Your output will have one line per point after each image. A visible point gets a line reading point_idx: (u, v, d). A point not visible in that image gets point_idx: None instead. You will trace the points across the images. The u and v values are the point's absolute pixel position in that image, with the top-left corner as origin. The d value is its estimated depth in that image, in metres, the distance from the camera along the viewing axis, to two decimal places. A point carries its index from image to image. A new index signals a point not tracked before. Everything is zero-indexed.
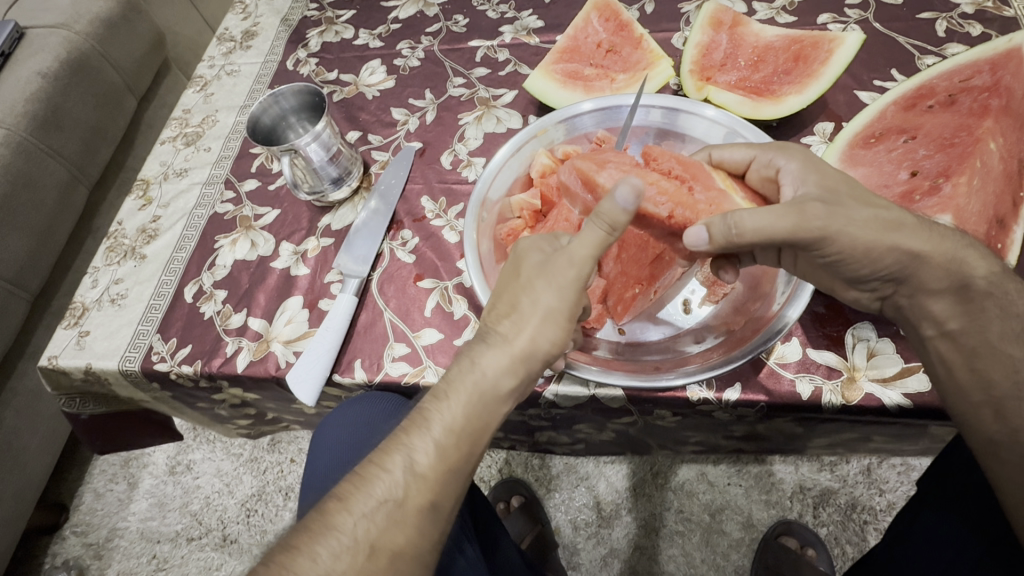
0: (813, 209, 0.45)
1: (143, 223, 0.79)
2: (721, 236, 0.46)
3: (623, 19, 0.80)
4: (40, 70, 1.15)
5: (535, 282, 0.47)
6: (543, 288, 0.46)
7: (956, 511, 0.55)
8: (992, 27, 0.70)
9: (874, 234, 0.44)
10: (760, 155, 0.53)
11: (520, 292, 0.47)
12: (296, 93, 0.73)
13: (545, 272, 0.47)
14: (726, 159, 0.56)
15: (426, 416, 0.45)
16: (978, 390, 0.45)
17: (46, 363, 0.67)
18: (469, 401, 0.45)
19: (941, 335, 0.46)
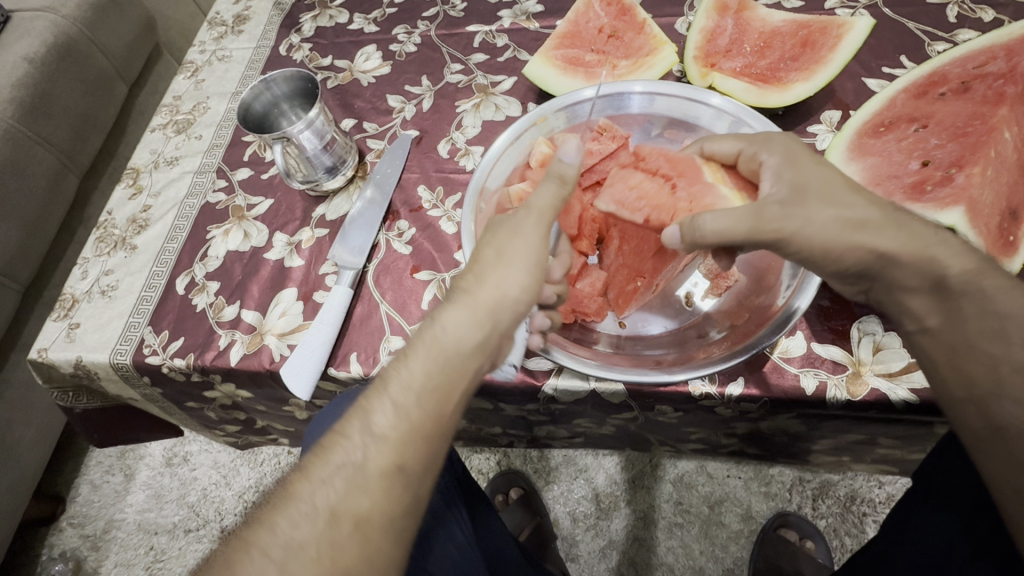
0: (768, 213, 0.44)
1: (134, 213, 0.78)
2: (689, 235, 0.46)
3: (625, 3, 0.78)
4: (27, 55, 1.12)
5: (494, 235, 0.46)
6: (499, 262, 0.44)
7: (948, 507, 0.54)
8: (1005, 12, 0.68)
9: (836, 233, 0.44)
10: (744, 150, 0.51)
11: (481, 246, 0.46)
12: (288, 79, 0.70)
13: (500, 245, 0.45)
14: (716, 151, 0.53)
15: (386, 376, 0.42)
16: (960, 388, 0.42)
17: (35, 356, 0.66)
18: (428, 363, 0.42)
19: (921, 330, 0.45)
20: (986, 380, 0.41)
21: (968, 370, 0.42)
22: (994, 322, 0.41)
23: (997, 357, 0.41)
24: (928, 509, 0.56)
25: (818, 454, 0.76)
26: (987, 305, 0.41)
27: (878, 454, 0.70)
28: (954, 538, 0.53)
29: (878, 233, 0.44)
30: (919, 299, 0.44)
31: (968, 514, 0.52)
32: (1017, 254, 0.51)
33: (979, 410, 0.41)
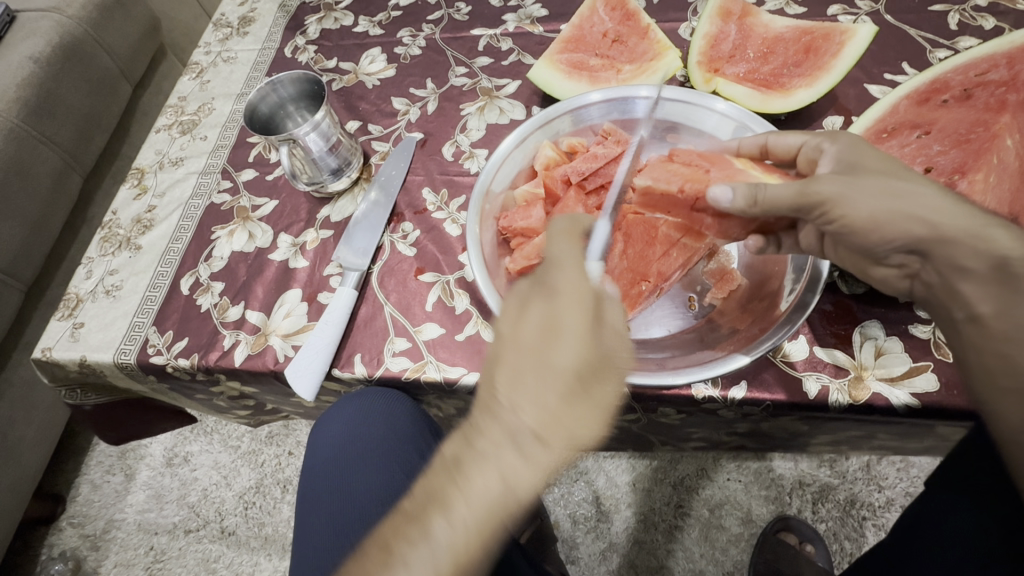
0: (821, 184, 0.44)
1: (139, 213, 0.78)
2: (749, 199, 0.46)
3: (629, 8, 0.78)
4: (32, 55, 1.13)
5: (574, 396, 0.39)
6: (524, 372, 0.39)
7: (971, 502, 0.53)
8: (1005, 20, 0.69)
9: (887, 203, 0.42)
10: (814, 140, 0.51)
11: (563, 404, 0.38)
12: (294, 81, 0.71)
13: (522, 346, 0.40)
14: (775, 146, 0.54)
15: (446, 495, 0.37)
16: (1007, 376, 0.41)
17: (39, 355, 0.66)
18: (494, 480, 0.37)
19: (971, 319, 0.43)
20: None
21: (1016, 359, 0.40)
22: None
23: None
24: (949, 505, 0.55)
25: (818, 447, 0.76)
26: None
27: (876, 445, 0.70)
28: (975, 530, 0.52)
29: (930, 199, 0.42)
30: (974, 283, 0.41)
31: (989, 506, 0.51)
32: None
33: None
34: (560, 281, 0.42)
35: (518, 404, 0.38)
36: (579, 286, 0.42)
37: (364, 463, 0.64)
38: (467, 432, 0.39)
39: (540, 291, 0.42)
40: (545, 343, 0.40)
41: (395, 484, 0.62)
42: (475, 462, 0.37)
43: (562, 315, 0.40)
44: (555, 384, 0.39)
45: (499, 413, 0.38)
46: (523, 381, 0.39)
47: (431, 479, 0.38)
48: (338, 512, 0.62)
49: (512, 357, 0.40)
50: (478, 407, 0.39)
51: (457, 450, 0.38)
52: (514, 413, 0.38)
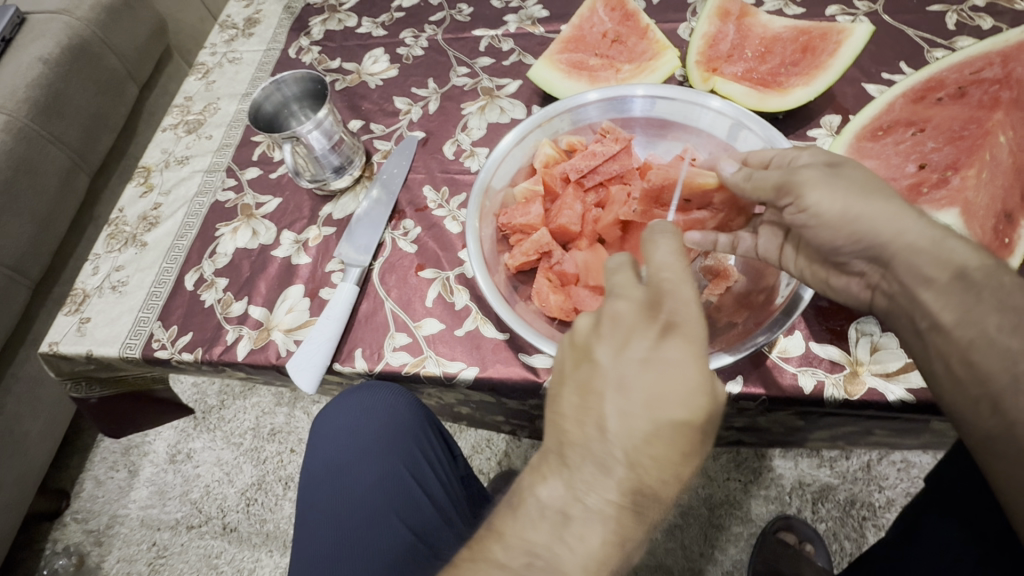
0: (806, 169, 0.47)
1: (144, 210, 0.79)
2: (742, 175, 0.50)
3: (629, 9, 0.79)
4: (41, 55, 1.15)
5: (667, 451, 0.38)
6: (639, 422, 0.38)
7: (960, 523, 0.54)
8: (1003, 20, 0.70)
9: (862, 198, 0.44)
10: (790, 153, 0.50)
11: (659, 463, 0.38)
12: (298, 80, 0.72)
13: (630, 388, 0.39)
14: (754, 162, 0.53)
15: (555, 554, 0.37)
16: (974, 385, 0.39)
17: (46, 349, 0.67)
18: (602, 534, 0.37)
19: (932, 328, 0.42)
20: (1001, 376, 0.38)
21: (982, 365, 0.39)
22: (1010, 316, 0.38)
23: (1014, 351, 0.37)
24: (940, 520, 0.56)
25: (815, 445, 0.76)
26: (1003, 298, 0.39)
27: (873, 441, 0.71)
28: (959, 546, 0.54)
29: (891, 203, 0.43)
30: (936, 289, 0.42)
31: (977, 527, 0.52)
32: (1013, 255, 0.51)
33: (994, 411, 0.38)
34: (675, 313, 0.40)
35: (634, 459, 0.38)
36: (694, 324, 0.40)
37: (367, 455, 0.65)
38: (571, 481, 0.38)
39: (650, 323, 0.40)
40: (662, 387, 0.38)
41: (398, 478, 0.63)
42: (584, 522, 0.38)
43: (678, 358, 0.39)
44: (673, 440, 0.38)
45: (613, 465, 0.38)
46: (641, 437, 0.38)
47: (533, 532, 0.38)
48: (341, 504, 0.63)
49: (622, 403, 0.39)
50: (581, 454, 0.39)
51: (563, 504, 0.38)
52: (629, 470, 0.38)
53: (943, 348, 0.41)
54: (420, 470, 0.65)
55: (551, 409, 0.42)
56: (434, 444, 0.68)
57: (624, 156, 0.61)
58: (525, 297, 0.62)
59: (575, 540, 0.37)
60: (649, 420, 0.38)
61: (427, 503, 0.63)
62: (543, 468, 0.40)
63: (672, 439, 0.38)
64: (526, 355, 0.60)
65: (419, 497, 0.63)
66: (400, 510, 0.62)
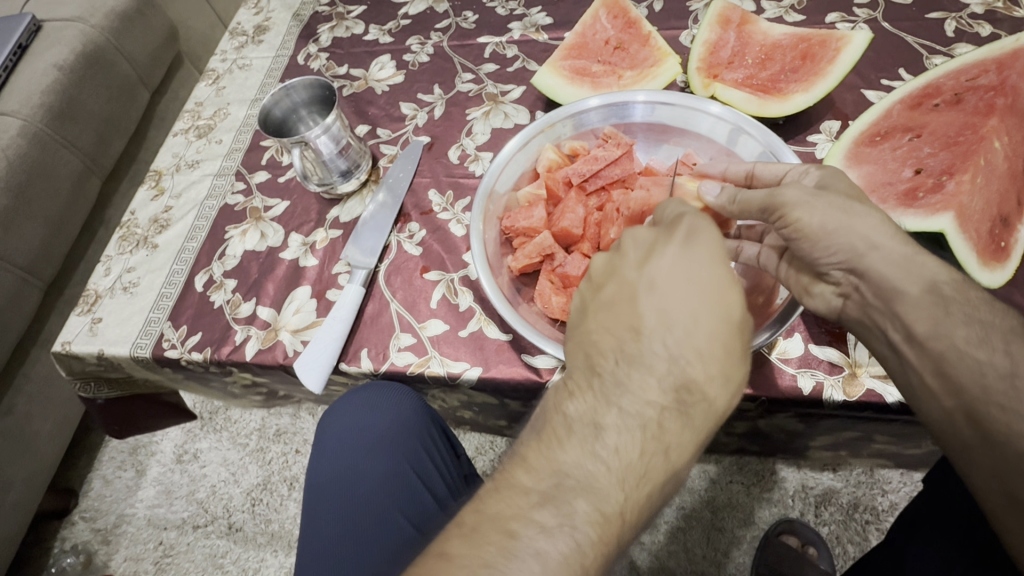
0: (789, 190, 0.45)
1: (156, 213, 0.81)
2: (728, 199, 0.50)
3: (631, 16, 0.81)
4: (57, 62, 1.17)
5: (705, 342, 0.38)
6: (675, 317, 0.38)
7: (951, 548, 0.55)
8: (1002, 27, 0.70)
9: (838, 215, 0.44)
10: (801, 168, 0.51)
11: (699, 355, 0.38)
12: (306, 87, 0.73)
13: (659, 289, 0.39)
14: (762, 175, 0.54)
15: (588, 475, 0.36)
16: (950, 397, 0.42)
17: (60, 348, 0.69)
18: (642, 441, 0.36)
19: (906, 340, 0.44)
20: (972, 387, 0.40)
21: (955, 376, 0.41)
22: (976, 328, 0.41)
23: (981, 362, 0.40)
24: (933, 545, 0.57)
25: (819, 451, 0.77)
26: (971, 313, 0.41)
27: (874, 450, 0.72)
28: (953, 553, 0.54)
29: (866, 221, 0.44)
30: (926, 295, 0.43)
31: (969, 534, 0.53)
32: (1008, 260, 0.52)
33: (969, 420, 0.41)
34: (696, 224, 0.41)
35: (674, 355, 0.38)
36: (713, 232, 0.41)
37: (372, 453, 0.66)
38: (604, 391, 0.38)
39: (672, 233, 0.41)
40: (690, 286, 0.39)
41: (402, 476, 0.64)
42: (618, 430, 0.36)
43: (703, 259, 0.40)
44: (711, 333, 0.38)
45: (652, 362, 0.38)
46: (678, 334, 0.38)
47: (562, 452, 0.37)
48: (346, 503, 0.64)
49: (652, 303, 0.39)
50: (614, 361, 0.38)
51: (592, 416, 0.37)
52: (669, 368, 0.38)
53: (917, 362, 0.44)
54: (424, 468, 0.66)
55: (576, 333, 0.42)
56: (437, 443, 0.69)
57: (626, 161, 0.62)
58: (529, 299, 0.63)
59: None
60: (686, 315, 0.38)
61: (431, 500, 0.64)
62: (570, 386, 0.39)
63: (710, 334, 0.38)
64: (529, 355, 0.61)
65: (424, 496, 0.64)
66: (405, 508, 0.63)
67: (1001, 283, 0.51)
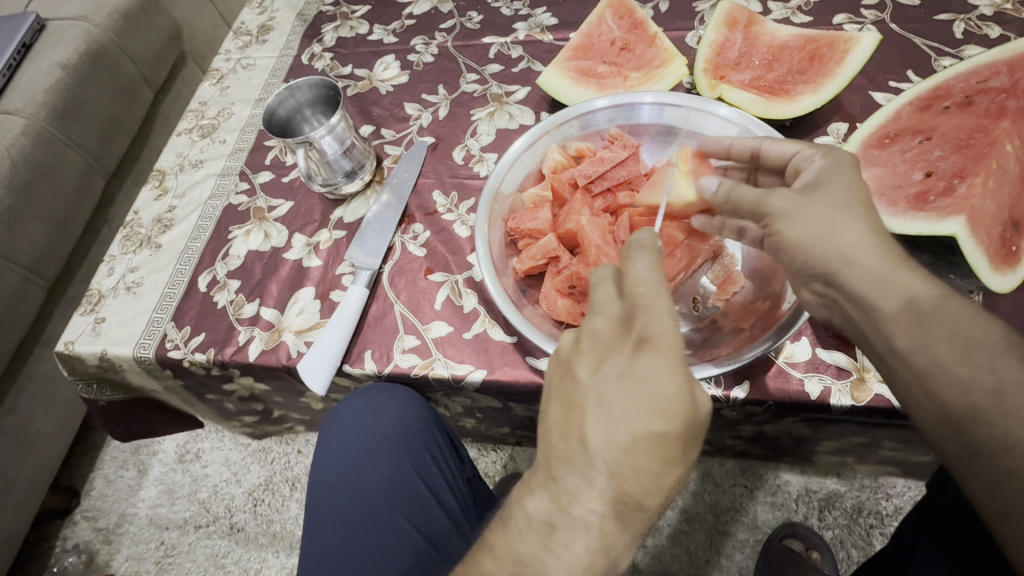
0: (776, 199, 0.47)
1: (159, 213, 0.80)
2: (722, 193, 0.51)
3: (637, 17, 0.80)
4: (61, 61, 1.17)
5: (643, 461, 0.39)
6: (618, 436, 0.39)
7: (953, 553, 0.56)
8: (1011, 29, 0.70)
9: (819, 228, 0.45)
10: (807, 153, 0.50)
11: (634, 478, 0.39)
12: (311, 86, 0.73)
13: (609, 403, 0.40)
14: (768, 152, 0.53)
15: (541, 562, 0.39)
16: (935, 411, 0.40)
17: (62, 348, 0.69)
18: (592, 542, 0.39)
19: (890, 352, 0.43)
20: (957, 405, 0.39)
21: (939, 391, 0.40)
22: (959, 344, 0.39)
23: (965, 379, 0.39)
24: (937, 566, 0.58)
25: (824, 455, 0.76)
26: (951, 328, 0.40)
27: (882, 457, 0.71)
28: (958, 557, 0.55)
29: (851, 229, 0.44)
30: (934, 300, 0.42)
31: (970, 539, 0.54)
32: (1019, 264, 0.51)
33: (954, 436, 0.40)
34: (650, 330, 0.41)
35: (615, 470, 0.39)
36: (670, 338, 0.41)
37: (376, 455, 0.66)
38: (557, 495, 0.40)
39: (624, 340, 0.42)
40: (638, 402, 0.39)
41: (405, 478, 0.64)
42: (571, 530, 0.39)
43: (654, 373, 0.40)
44: (652, 450, 0.39)
45: (593, 476, 0.39)
46: (619, 450, 0.39)
47: (521, 543, 0.40)
48: (348, 505, 0.64)
49: (600, 417, 0.39)
50: (566, 466, 0.40)
51: (549, 515, 0.40)
52: (610, 482, 0.39)
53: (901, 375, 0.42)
54: (427, 469, 0.66)
55: (540, 425, 0.44)
56: (442, 446, 0.69)
57: (632, 163, 0.62)
58: (534, 301, 0.62)
59: (567, 525, 0.39)
60: (628, 434, 0.39)
61: (435, 504, 0.64)
62: (531, 483, 0.42)
63: (650, 449, 0.39)
64: (534, 358, 0.60)
65: (426, 497, 0.64)
66: (408, 512, 0.62)
67: (1012, 287, 0.50)
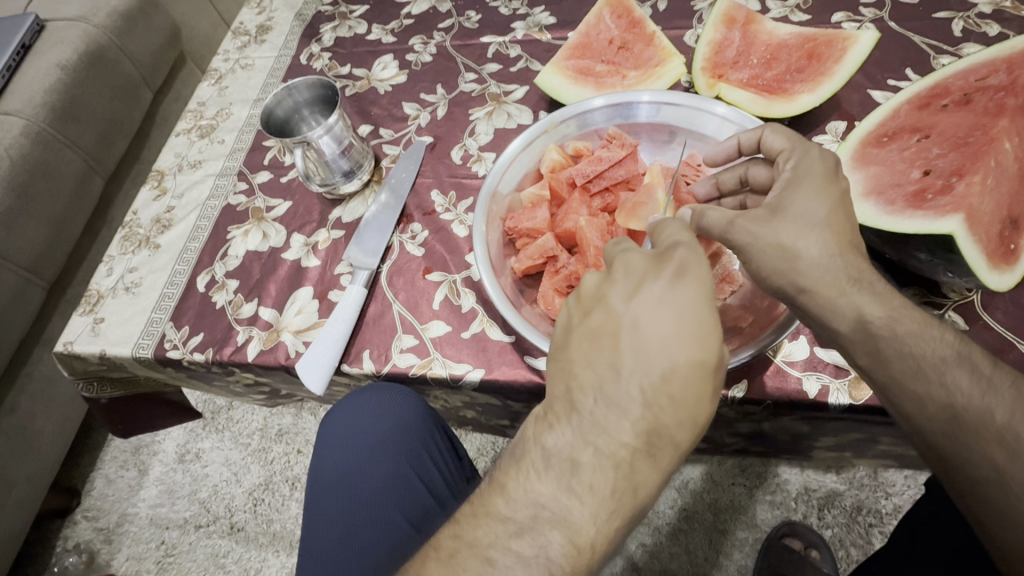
0: (743, 222, 0.46)
1: (158, 213, 0.81)
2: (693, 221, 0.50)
3: (635, 15, 0.80)
4: (59, 62, 1.17)
5: (678, 391, 0.37)
6: (653, 363, 0.38)
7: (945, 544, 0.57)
8: (1010, 27, 0.70)
9: (777, 258, 0.45)
10: (791, 149, 0.49)
11: (669, 408, 0.37)
12: (309, 86, 0.73)
13: (643, 327, 0.38)
14: (769, 142, 0.51)
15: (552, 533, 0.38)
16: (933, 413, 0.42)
17: (62, 348, 0.69)
18: (615, 478, 0.37)
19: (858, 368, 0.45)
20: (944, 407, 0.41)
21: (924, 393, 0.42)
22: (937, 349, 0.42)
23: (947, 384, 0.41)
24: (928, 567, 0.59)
25: (821, 450, 0.76)
26: (908, 342, 0.42)
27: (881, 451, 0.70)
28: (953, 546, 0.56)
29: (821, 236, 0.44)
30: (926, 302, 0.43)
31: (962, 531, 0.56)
32: (1017, 262, 0.51)
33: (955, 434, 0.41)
34: (687, 260, 0.40)
35: (651, 399, 0.37)
36: (704, 270, 0.40)
37: (374, 454, 0.66)
38: (581, 429, 0.38)
39: (661, 270, 0.40)
40: (674, 328, 0.38)
41: (405, 477, 0.64)
42: (595, 467, 0.37)
43: (689, 299, 0.39)
44: (688, 378, 0.38)
45: (625, 405, 0.37)
46: (657, 377, 0.37)
47: (537, 483, 0.38)
48: (347, 503, 0.64)
49: (634, 342, 0.38)
50: (594, 397, 0.38)
51: (571, 451, 0.38)
52: (645, 415, 0.37)
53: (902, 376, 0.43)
54: (425, 469, 0.66)
55: (558, 357, 0.42)
56: (440, 445, 0.69)
57: (629, 162, 0.62)
58: (532, 300, 0.62)
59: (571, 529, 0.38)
60: (663, 362, 0.37)
61: (433, 502, 0.64)
62: (549, 417, 0.40)
63: (686, 378, 0.38)
64: (532, 357, 0.60)
65: (424, 496, 0.64)
66: (407, 511, 0.62)
67: (1010, 285, 0.50)
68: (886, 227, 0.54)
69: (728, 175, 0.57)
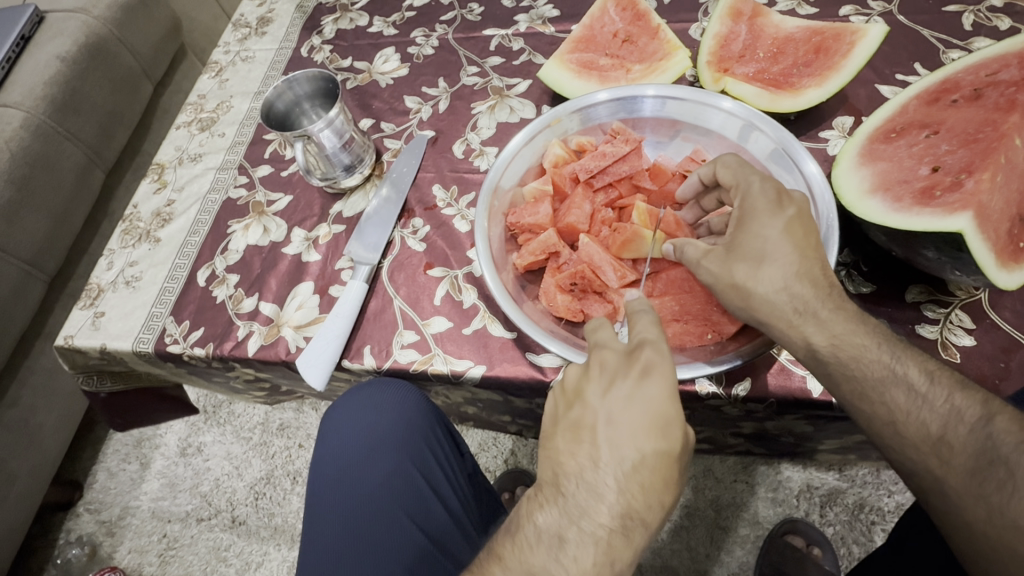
0: (709, 261, 0.48)
1: (158, 207, 0.80)
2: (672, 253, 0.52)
3: (640, 8, 0.79)
4: (59, 53, 1.16)
5: (649, 485, 0.40)
6: (626, 458, 0.40)
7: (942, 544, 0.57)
8: (1020, 21, 0.69)
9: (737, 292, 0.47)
10: (749, 180, 0.49)
11: (642, 498, 0.40)
12: (310, 79, 0.72)
13: (617, 424, 0.41)
14: (721, 176, 0.51)
15: None
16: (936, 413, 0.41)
17: (62, 342, 0.68)
18: (596, 554, 0.39)
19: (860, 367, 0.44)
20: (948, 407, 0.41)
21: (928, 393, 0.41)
22: None
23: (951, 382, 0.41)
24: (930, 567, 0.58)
25: (826, 452, 0.75)
26: None
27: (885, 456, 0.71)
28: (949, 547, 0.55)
29: (782, 265, 0.46)
30: None
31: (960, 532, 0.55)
32: None
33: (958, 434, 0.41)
34: (653, 358, 0.43)
35: (624, 487, 0.40)
36: (668, 366, 0.43)
37: (375, 453, 0.65)
38: (566, 509, 0.41)
39: (630, 368, 0.43)
40: (642, 424, 0.41)
41: (406, 476, 0.64)
42: (580, 543, 0.40)
43: (655, 395, 0.41)
44: (658, 469, 0.41)
45: (602, 494, 0.40)
46: (628, 467, 0.40)
47: (531, 552, 0.41)
48: (348, 502, 0.64)
49: (610, 437, 0.41)
50: (574, 483, 0.41)
51: (558, 528, 0.41)
52: (620, 501, 0.40)
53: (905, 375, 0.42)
54: (428, 466, 0.66)
55: (544, 444, 0.45)
56: (442, 443, 0.68)
57: (634, 157, 0.61)
58: (534, 297, 0.62)
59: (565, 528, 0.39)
60: (635, 456, 0.40)
61: (435, 500, 0.64)
62: (539, 498, 0.43)
63: (656, 469, 0.41)
64: (533, 354, 0.60)
65: (426, 493, 0.64)
66: (411, 510, 0.62)
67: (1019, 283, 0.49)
68: (893, 224, 0.53)
69: (706, 196, 0.58)
